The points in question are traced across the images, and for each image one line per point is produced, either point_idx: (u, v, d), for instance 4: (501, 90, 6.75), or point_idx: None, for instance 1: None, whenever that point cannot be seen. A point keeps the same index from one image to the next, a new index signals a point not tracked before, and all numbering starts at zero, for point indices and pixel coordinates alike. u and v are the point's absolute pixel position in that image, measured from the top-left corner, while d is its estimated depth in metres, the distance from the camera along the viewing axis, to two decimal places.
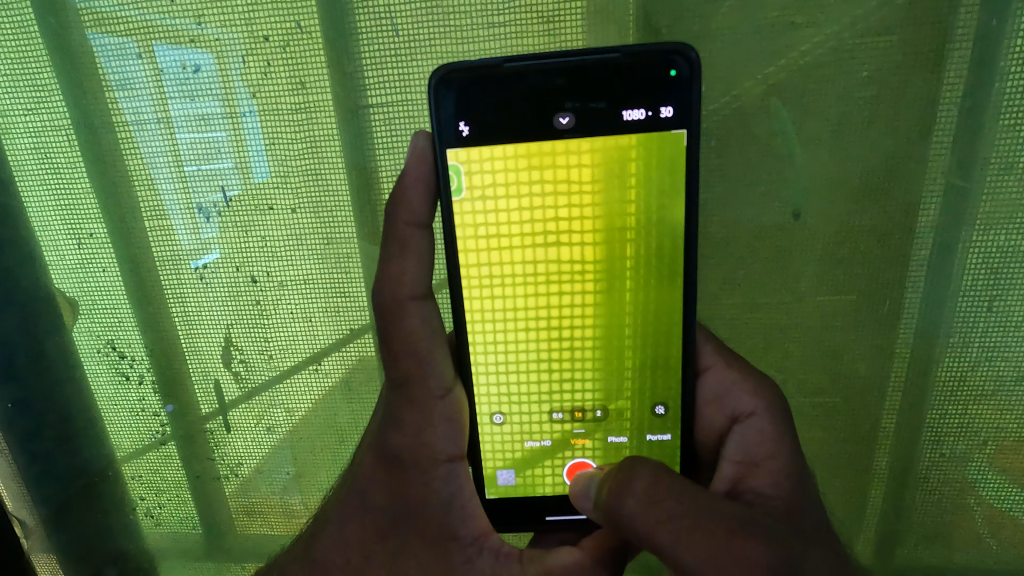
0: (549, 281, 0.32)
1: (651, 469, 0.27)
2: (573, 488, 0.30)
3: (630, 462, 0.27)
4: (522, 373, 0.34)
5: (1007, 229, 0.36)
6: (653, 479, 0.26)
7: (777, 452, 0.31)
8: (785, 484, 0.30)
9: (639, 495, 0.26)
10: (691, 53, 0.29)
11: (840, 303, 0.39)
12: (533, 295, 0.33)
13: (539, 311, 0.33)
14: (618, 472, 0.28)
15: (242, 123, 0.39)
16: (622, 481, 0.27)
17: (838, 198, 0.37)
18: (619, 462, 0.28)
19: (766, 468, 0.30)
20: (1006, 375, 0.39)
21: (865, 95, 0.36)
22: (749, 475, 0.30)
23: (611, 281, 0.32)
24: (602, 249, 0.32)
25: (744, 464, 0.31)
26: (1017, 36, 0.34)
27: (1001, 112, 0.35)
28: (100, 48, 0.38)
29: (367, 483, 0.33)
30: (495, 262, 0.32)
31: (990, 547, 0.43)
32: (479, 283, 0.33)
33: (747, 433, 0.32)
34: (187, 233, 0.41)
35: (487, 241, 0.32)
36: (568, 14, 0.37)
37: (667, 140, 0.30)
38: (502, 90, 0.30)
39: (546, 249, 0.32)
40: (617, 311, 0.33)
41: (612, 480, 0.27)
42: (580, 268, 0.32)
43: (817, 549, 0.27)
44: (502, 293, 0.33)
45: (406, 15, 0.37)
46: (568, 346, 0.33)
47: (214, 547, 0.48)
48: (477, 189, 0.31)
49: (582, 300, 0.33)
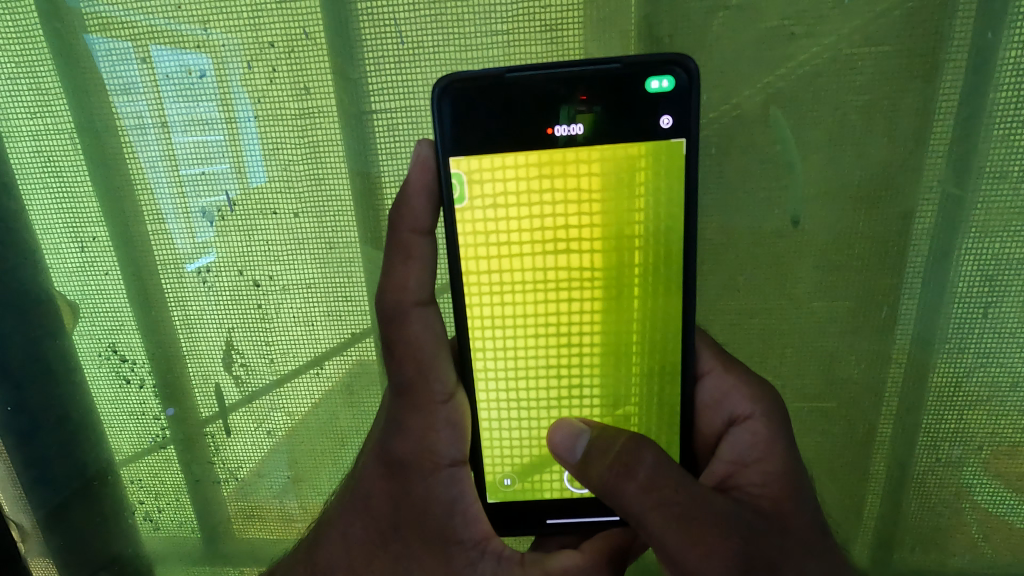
0: (557, 288, 0.33)
1: (654, 455, 0.27)
2: (555, 438, 0.30)
3: (632, 442, 0.27)
4: (527, 378, 0.34)
5: (1002, 236, 0.37)
6: (655, 466, 0.27)
7: (769, 453, 0.32)
8: (777, 483, 0.31)
9: (639, 481, 0.26)
10: (691, 64, 0.29)
11: (837, 309, 0.40)
12: (541, 300, 0.33)
13: (547, 317, 0.33)
14: (617, 449, 0.27)
15: (244, 129, 0.39)
16: (625, 462, 0.27)
17: (836, 205, 0.38)
18: (621, 435, 0.28)
19: (757, 469, 0.31)
20: (1001, 381, 0.39)
21: (862, 104, 0.36)
22: (738, 473, 0.31)
23: (617, 289, 0.33)
24: (608, 257, 0.32)
25: (736, 464, 0.32)
26: (1011, 47, 0.34)
27: (996, 122, 0.35)
28: (104, 53, 0.38)
29: (372, 487, 0.34)
30: (500, 270, 0.33)
31: (985, 551, 0.43)
32: (484, 290, 0.33)
33: (739, 438, 0.33)
34: (182, 235, 0.41)
35: (496, 249, 0.32)
36: (570, 22, 0.37)
37: (668, 150, 0.31)
38: (505, 100, 0.30)
39: (554, 256, 0.32)
40: (624, 318, 0.33)
41: (611, 456, 0.27)
42: (588, 275, 0.33)
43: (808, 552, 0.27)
44: (506, 299, 0.33)
45: (409, 22, 0.37)
46: (575, 352, 0.34)
47: (212, 551, 0.48)
48: (484, 198, 0.32)
49: (589, 306, 0.33)
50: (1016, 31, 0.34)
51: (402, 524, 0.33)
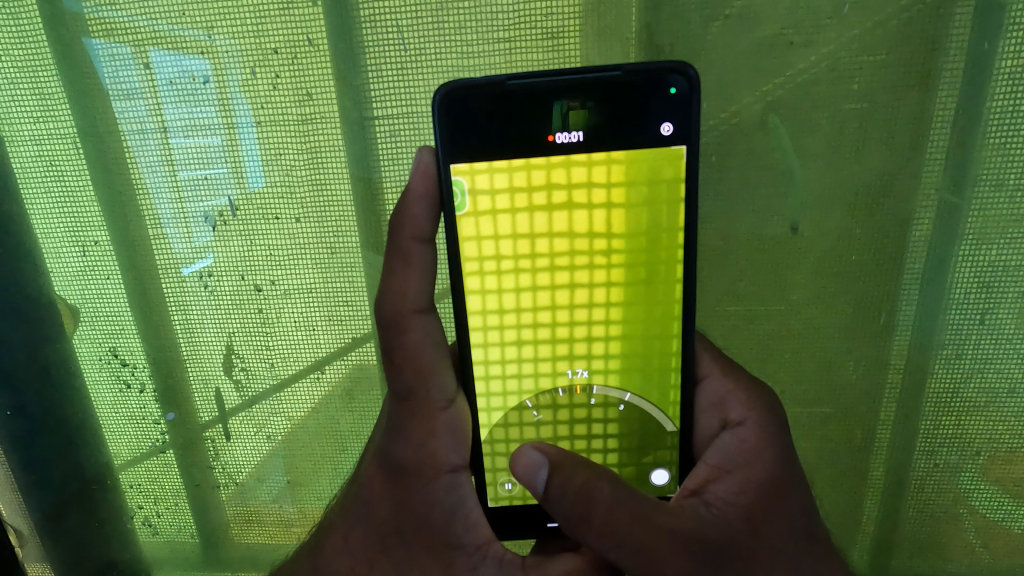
0: (557, 273, 0.33)
1: (608, 495, 0.27)
2: (517, 471, 0.29)
3: (584, 485, 0.27)
4: (522, 383, 0.34)
5: (998, 244, 0.37)
6: (610, 507, 0.27)
7: (753, 462, 0.31)
8: (752, 494, 0.30)
9: (595, 525, 0.27)
10: (691, 71, 0.30)
11: (835, 315, 0.40)
12: (552, 288, 0.33)
13: (555, 308, 0.33)
14: (571, 494, 0.28)
15: (246, 136, 0.39)
16: (579, 507, 0.27)
17: (834, 212, 0.38)
18: (578, 474, 0.28)
19: (737, 477, 0.31)
20: (999, 387, 0.40)
21: (860, 113, 0.37)
22: (719, 479, 0.31)
23: (636, 274, 0.33)
24: (629, 240, 0.32)
25: (717, 469, 0.31)
26: (1006, 56, 0.35)
27: (992, 131, 0.36)
28: (107, 59, 0.39)
29: (373, 492, 0.34)
30: (507, 251, 0.32)
31: (983, 557, 0.43)
32: (485, 272, 0.33)
33: (726, 443, 0.32)
34: (181, 239, 0.41)
35: (491, 228, 0.32)
36: (572, 30, 0.37)
37: (667, 156, 0.31)
38: (506, 105, 0.31)
39: (555, 239, 0.32)
40: (636, 313, 0.33)
41: (570, 495, 0.28)
42: (596, 259, 0.33)
43: (762, 555, 0.29)
44: (509, 283, 0.33)
45: (412, 30, 0.38)
46: (571, 349, 0.34)
47: (210, 556, 0.48)
48: (495, 179, 0.31)
49: (601, 300, 0.33)
50: (1011, 41, 0.35)
51: (403, 530, 0.33)
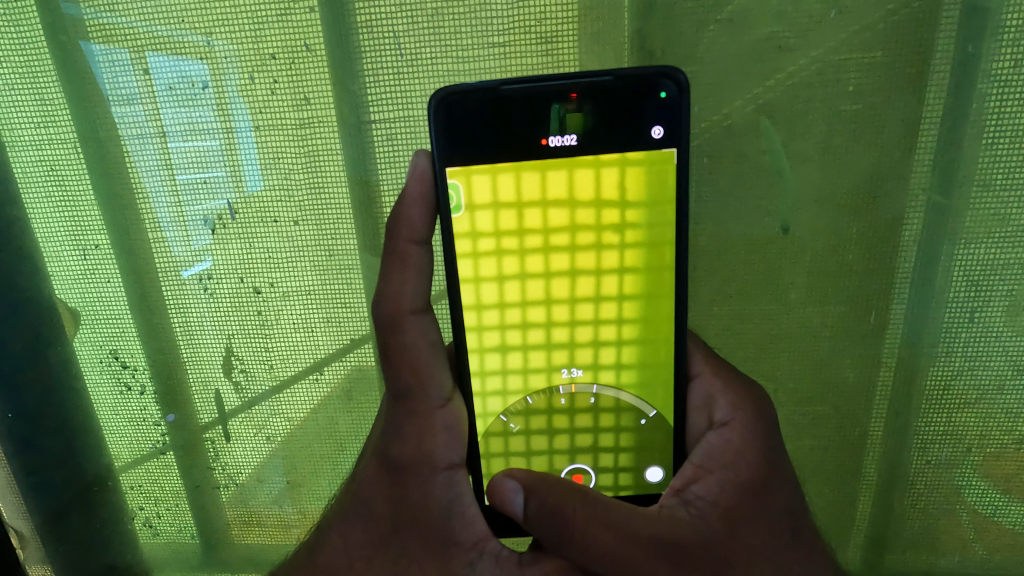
0: (558, 262, 0.33)
1: (579, 509, 0.28)
2: (495, 501, 0.29)
3: (554, 505, 0.28)
4: (511, 392, 0.35)
5: (987, 243, 0.38)
6: (587, 521, 0.28)
7: (737, 461, 0.32)
8: (733, 492, 0.31)
9: (574, 538, 0.28)
10: (680, 76, 0.30)
11: (827, 314, 0.41)
12: (551, 280, 0.34)
13: (553, 302, 0.34)
14: (546, 516, 0.28)
15: (244, 140, 0.40)
16: (556, 525, 0.28)
17: (824, 213, 0.39)
18: (549, 494, 0.28)
19: (718, 476, 0.31)
20: (988, 384, 0.40)
21: (849, 115, 0.37)
22: (700, 479, 0.31)
23: (642, 264, 0.33)
24: (637, 226, 0.33)
25: (701, 469, 0.32)
26: (994, 59, 0.35)
27: (979, 132, 0.36)
28: (106, 64, 0.39)
29: (371, 490, 0.34)
30: (499, 237, 0.33)
31: (975, 551, 0.44)
32: (477, 267, 0.33)
33: (712, 442, 0.33)
34: (180, 242, 0.41)
35: (489, 223, 0.33)
36: (567, 34, 0.38)
37: (658, 159, 0.32)
38: (501, 109, 0.31)
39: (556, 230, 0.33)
40: (631, 311, 0.34)
41: (546, 516, 0.28)
42: (596, 250, 0.33)
43: (748, 548, 0.30)
44: (500, 275, 0.33)
45: (408, 34, 0.38)
46: (568, 342, 0.35)
47: (210, 558, 0.48)
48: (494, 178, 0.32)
49: (599, 294, 0.34)
50: (997, 44, 0.35)
51: (401, 527, 0.33)
